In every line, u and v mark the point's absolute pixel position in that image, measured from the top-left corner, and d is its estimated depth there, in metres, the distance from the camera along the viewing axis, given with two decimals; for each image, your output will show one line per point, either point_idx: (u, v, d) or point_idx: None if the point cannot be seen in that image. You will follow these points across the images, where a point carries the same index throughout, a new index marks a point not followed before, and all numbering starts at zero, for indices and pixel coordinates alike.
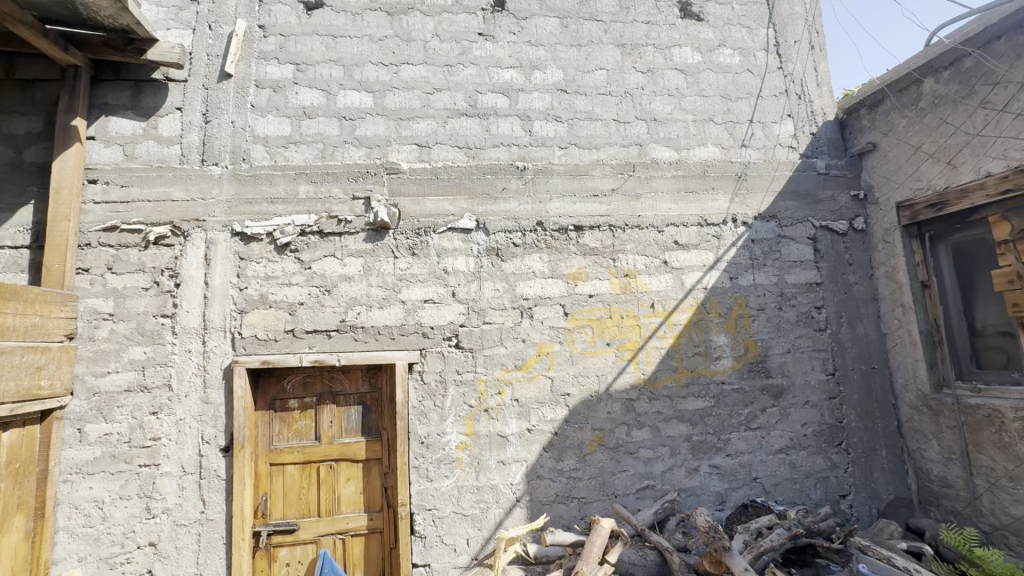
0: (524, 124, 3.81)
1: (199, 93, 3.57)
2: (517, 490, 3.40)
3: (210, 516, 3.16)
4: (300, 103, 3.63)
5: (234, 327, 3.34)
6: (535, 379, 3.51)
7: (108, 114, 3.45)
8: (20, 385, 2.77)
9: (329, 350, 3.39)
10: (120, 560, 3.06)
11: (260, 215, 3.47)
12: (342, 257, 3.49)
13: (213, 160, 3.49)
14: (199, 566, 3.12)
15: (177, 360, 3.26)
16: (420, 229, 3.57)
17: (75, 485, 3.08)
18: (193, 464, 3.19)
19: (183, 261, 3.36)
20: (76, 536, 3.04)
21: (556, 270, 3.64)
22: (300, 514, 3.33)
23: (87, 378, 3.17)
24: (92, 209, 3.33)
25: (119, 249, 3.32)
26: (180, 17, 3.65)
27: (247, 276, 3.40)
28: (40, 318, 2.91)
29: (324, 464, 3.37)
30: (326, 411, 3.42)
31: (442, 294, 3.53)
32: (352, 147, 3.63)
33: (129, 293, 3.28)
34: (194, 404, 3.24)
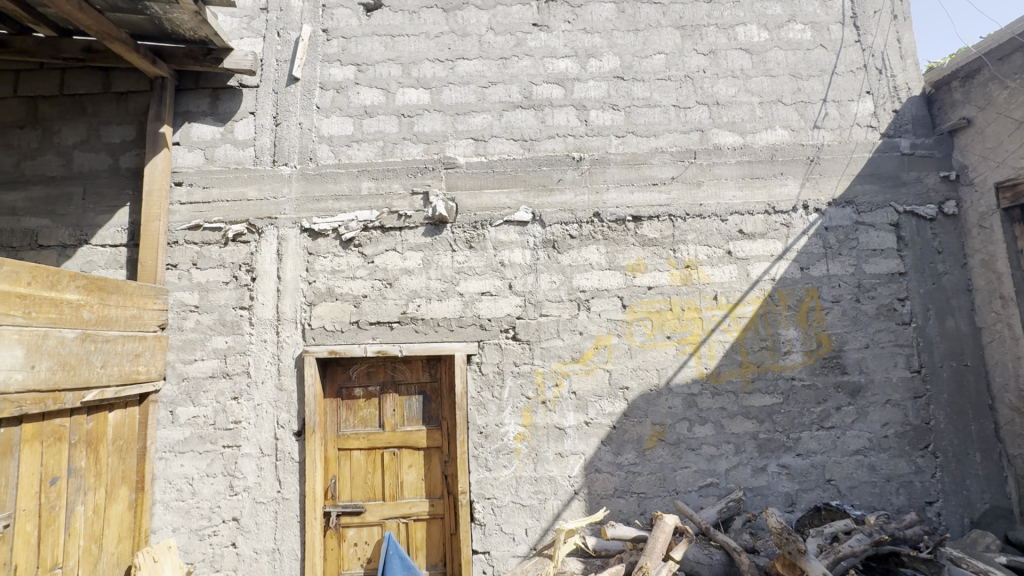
0: (580, 114, 3.75)
1: (270, 97, 3.77)
2: (576, 483, 3.40)
3: (285, 496, 3.37)
4: (362, 102, 3.75)
5: (304, 319, 3.53)
6: (592, 371, 3.48)
7: (191, 121, 3.71)
8: (122, 369, 3.06)
9: (392, 340, 3.51)
10: (208, 533, 3.33)
11: (326, 212, 3.63)
12: (402, 251, 3.59)
13: (283, 160, 3.69)
14: (277, 542, 3.33)
15: (255, 349, 3.49)
16: (477, 223, 3.62)
17: (169, 462, 3.37)
18: (269, 447, 3.41)
19: (258, 257, 3.58)
20: (170, 509, 3.34)
21: (613, 262, 3.58)
22: (367, 498, 3.49)
23: (177, 364, 3.45)
24: (178, 209, 3.61)
25: (202, 246, 3.58)
26: (252, 25, 3.85)
27: (315, 270, 3.58)
28: (137, 310, 3.20)
29: (387, 451, 3.51)
30: (389, 400, 3.55)
31: (499, 286, 3.56)
32: (411, 144, 3.72)
33: (211, 287, 3.54)
34: (270, 390, 3.45)
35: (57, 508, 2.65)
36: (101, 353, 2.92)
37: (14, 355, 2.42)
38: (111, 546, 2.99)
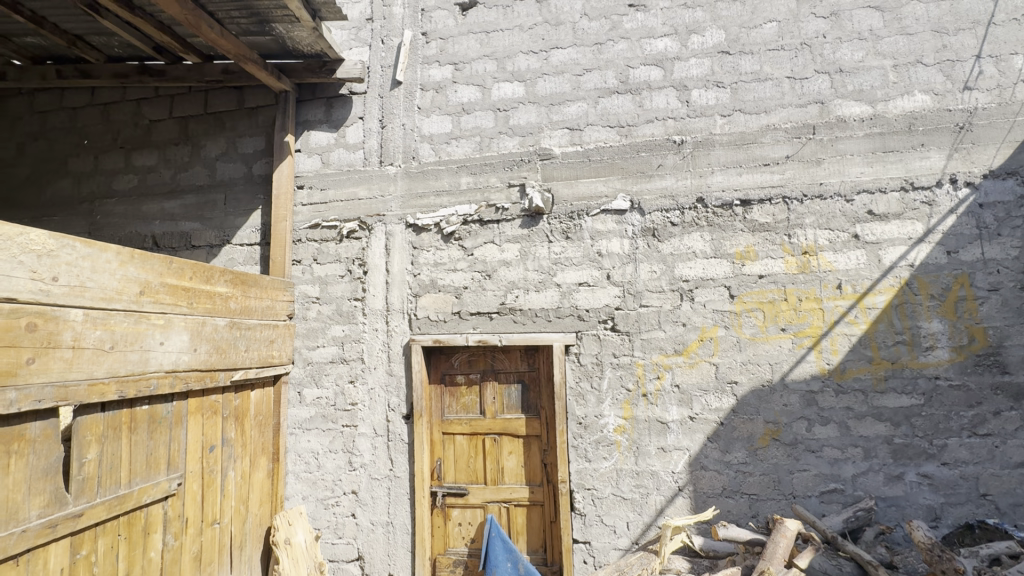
0: (680, 95, 3.57)
1: (376, 102, 4.01)
2: (680, 479, 3.28)
3: (397, 474, 3.62)
4: (459, 100, 3.88)
5: (411, 309, 3.74)
6: (697, 364, 3.33)
7: (310, 129, 4.07)
8: (260, 353, 3.45)
9: (491, 330, 3.62)
10: (332, 502, 3.68)
11: (429, 208, 3.81)
12: (500, 244, 3.68)
13: (389, 161, 3.92)
14: (390, 516, 3.60)
15: (368, 337, 3.77)
16: (574, 213, 3.59)
17: (298, 437, 3.76)
18: (382, 428, 3.67)
19: (369, 252, 3.85)
20: (300, 479, 3.73)
21: (719, 250, 3.38)
22: (469, 480, 3.65)
23: (303, 350, 3.83)
24: (301, 211, 3.98)
25: (321, 243, 3.92)
26: (359, 36, 4.11)
27: (419, 264, 3.78)
28: (270, 301, 3.59)
29: (488, 437, 3.64)
30: (489, 388, 3.67)
31: (596, 276, 3.51)
32: (507, 137, 3.78)
33: (330, 280, 3.87)
34: (382, 375, 3.72)
35: (214, 472, 3.07)
36: (245, 338, 3.32)
37: (181, 339, 2.82)
38: (255, 508, 3.41)
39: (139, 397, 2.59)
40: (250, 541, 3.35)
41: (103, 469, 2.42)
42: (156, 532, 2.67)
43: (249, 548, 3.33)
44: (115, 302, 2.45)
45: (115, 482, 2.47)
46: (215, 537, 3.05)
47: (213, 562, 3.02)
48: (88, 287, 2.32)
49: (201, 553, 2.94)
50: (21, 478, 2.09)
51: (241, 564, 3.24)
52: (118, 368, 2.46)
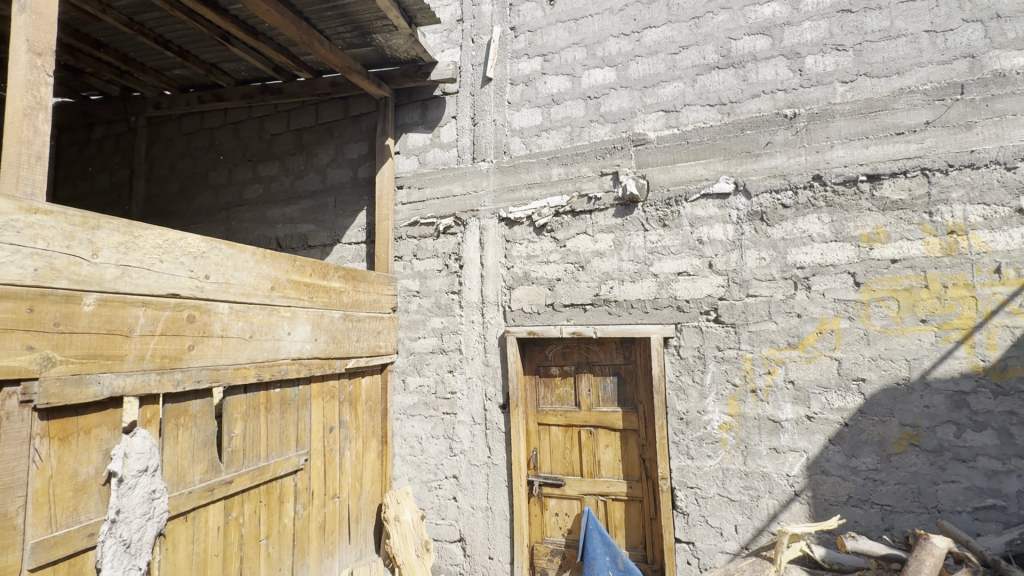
0: (791, 63, 3.26)
1: (468, 100, 4.11)
2: (796, 483, 3.03)
3: (494, 461, 3.73)
4: (549, 91, 3.87)
5: (505, 302, 3.82)
6: (815, 359, 3.04)
7: (407, 132, 4.28)
8: (370, 343, 3.72)
9: (586, 322, 3.58)
10: (435, 485, 3.89)
11: (521, 201, 3.86)
12: (593, 234, 3.62)
13: (482, 157, 4.01)
14: (489, 501, 3.72)
15: (465, 329, 3.90)
16: (671, 199, 3.43)
17: (403, 422, 4.01)
18: (480, 416, 3.80)
19: (464, 246, 3.98)
20: (406, 461, 3.98)
21: (841, 232, 3.05)
22: (565, 472, 3.66)
23: (406, 341, 4.06)
24: (401, 210, 4.21)
25: (420, 240, 4.13)
26: (450, 37, 4.23)
27: (513, 256, 3.84)
28: (377, 294, 3.85)
29: (584, 429, 3.62)
30: (584, 380, 3.65)
31: (697, 265, 3.33)
32: (599, 125, 3.70)
33: (428, 274, 4.06)
34: (479, 365, 3.84)
35: (333, 450, 3.38)
36: (356, 329, 3.59)
37: (304, 329, 3.13)
38: (368, 485, 3.70)
39: (273, 381, 2.91)
40: (365, 515, 3.64)
41: (247, 443, 2.75)
42: (289, 500, 2.99)
43: (364, 521, 3.62)
44: (252, 296, 2.76)
45: (256, 455, 2.80)
46: (336, 509, 3.36)
47: (335, 531, 3.33)
48: (231, 283, 2.64)
49: (325, 522, 3.25)
50: (187, 447, 2.44)
51: (358, 535, 3.54)
52: (256, 355, 2.79)
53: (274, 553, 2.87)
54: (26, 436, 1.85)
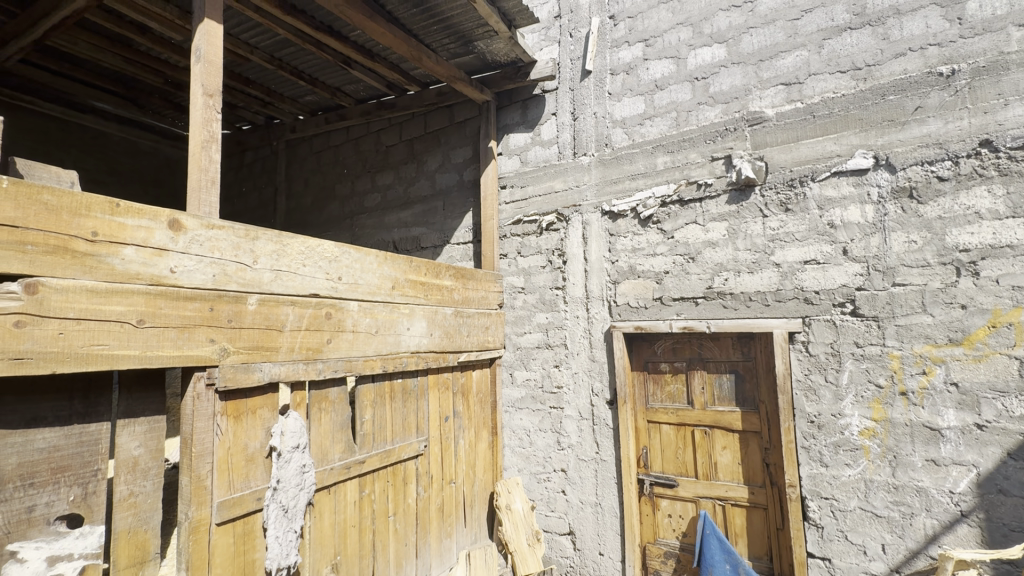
0: (947, 12, 2.84)
1: (568, 95, 4.10)
2: (963, 502, 2.65)
3: (603, 458, 3.70)
4: (652, 77, 3.73)
5: (611, 296, 3.77)
6: (986, 358, 2.64)
7: (509, 132, 4.39)
8: (479, 338, 3.90)
9: (697, 316, 3.41)
10: (544, 477, 3.96)
11: (625, 193, 3.78)
12: (704, 223, 3.43)
13: (583, 151, 3.99)
14: (598, 497, 3.70)
15: (569, 324, 3.92)
16: (795, 180, 3.15)
17: (512, 415, 4.13)
18: (587, 412, 3.79)
19: (567, 241, 3.98)
20: (515, 453, 4.10)
21: (1019, 207, 2.61)
22: (678, 472, 3.55)
23: (512, 336, 4.17)
24: (505, 209, 4.33)
25: (523, 237, 4.21)
26: (548, 34, 4.25)
27: (617, 250, 3.77)
28: (484, 291, 4.01)
29: (698, 428, 3.49)
30: (697, 377, 3.51)
31: (828, 252, 3.03)
32: (708, 107, 3.50)
33: (532, 271, 4.13)
34: (585, 360, 3.83)
35: (449, 438, 3.60)
36: (467, 325, 3.78)
37: (421, 325, 3.37)
38: (480, 473, 3.88)
39: (395, 372, 3.18)
40: (478, 501, 3.82)
41: (375, 428, 3.04)
42: (412, 482, 3.25)
43: (478, 507, 3.81)
44: (377, 295, 3.04)
45: (383, 439, 3.08)
46: (453, 494, 3.58)
47: (452, 514, 3.55)
48: (359, 284, 2.93)
49: (443, 505, 3.48)
50: (328, 429, 2.77)
51: (472, 520, 3.73)
52: (381, 348, 3.07)
53: (400, 529, 3.14)
54: (211, 413, 2.23)
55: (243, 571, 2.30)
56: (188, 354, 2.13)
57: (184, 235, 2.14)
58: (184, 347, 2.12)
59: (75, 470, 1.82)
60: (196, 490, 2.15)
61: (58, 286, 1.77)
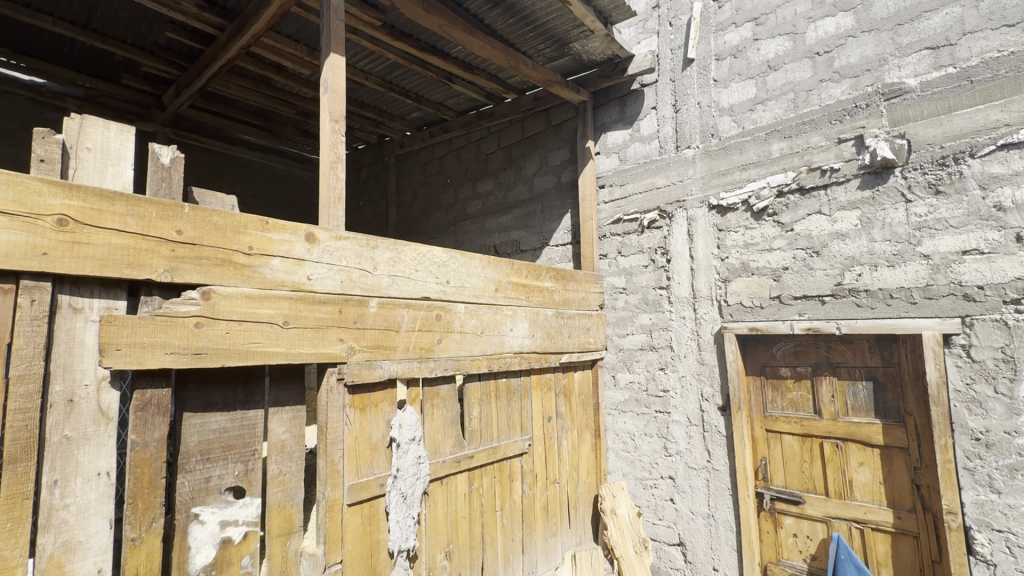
0: None
1: (669, 87, 3.94)
2: None
3: (715, 467, 3.51)
4: (764, 58, 3.49)
5: (721, 296, 3.57)
6: None
7: (606, 131, 4.30)
8: (580, 339, 3.88)
9: (824, 317, 3.13)
10: (650, 483, 3.83)
11: (734, 184, 3.56)
12: (830, 213, 3.15)
13: (686, 144, 3.81)
14: (711, 509, 3.51)
15: (675, 326, 3.76)
16: (947, 157, 2.79)
17: (616, 418, 4.05)
18: (696, 417, 3.61)
19: (671, 239, 3.82)
20: (620, 456, 4.02)
21: None
22: (804, 488, 3.27)
23: (614, 337, 4.09)
24: (604, 208, 4.24)
25: (624, 237, 4.10)
26: (646, 26, 4.12)
27: (727, 246, 3.56)
28: (585, 292, 3.97)
29: (827, 441, 3.19)
30: (825, 384, 3.21)
31: (995, 241, 2.64)
32: (833, 84, 3.21)
33: (634, 270, 4.01)
34: (693, 363, 3.66)
35: (552, 438, 3.64)
36: (568, 326, 3.79)
37: (524, 326, 3.45)
38: (584, 475, 3.85)
39: (500, 372, 3.29)
40: (583, 503, 3.81)
41: (482, 425, 3.18)
42: (517, 480, 3.34)
43: (582, 509, 3.80)
44: (481, 297, 3.18)
45: (490, 436, 3.21)
46: (557, 494, 3.61)
47: (557, 514, 3.58)
48: (465, 286, 3.09)
49: (548, 504, 3.53)
50: (440, 424, 2.95)
51: (577, 522, 3.73)
52: (487, 348, 3.19)
53: (507, 524, 3.24)
54: (342, 404, 2.49)
55: (371, 549, 2.53)
56: (323, 352, 2.41)
57: (318, 246, 2.42)
58: (318, 344, 2.39)
59: (238, 449, 2.13)
60: (331, 473, 2.41)
61: (225, 293, 2.08)
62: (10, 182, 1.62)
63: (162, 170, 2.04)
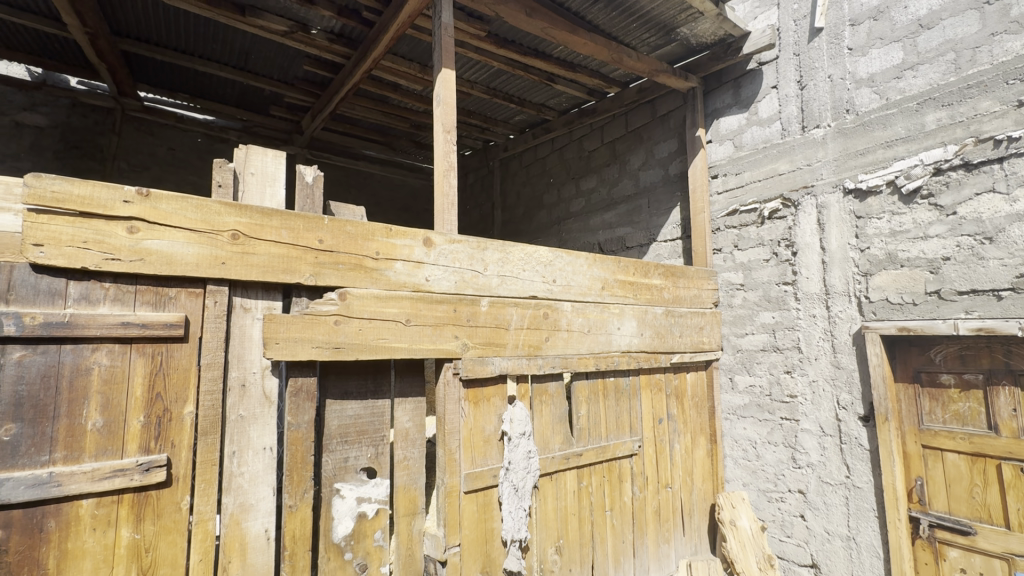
0: None
1: (792, 62, 3.59)
2: None
3: (856, 484, 3.14)
4: (913, 16, 3.05)
5: (861, 292, 3.18)
6: None
7: (719, 117, 4.02)
8: (693, 339, 3.68)
9: (1001, 315, 2.66)
10: (776, 497, 3.53)
11: (876, 164, 3.15)
12: (1007, 191, 2.67)
13: (815, 123, 3.44)
14: (851, 530, 3.15)
15: (803, 325, 3.42)
16: None
17: (734, 423, 3.79)
18: (832, 427, 3.27)
19: (797, 229, 3.48)
20: (739, 465, 3.75)
21: None
22: (974, 517, 2.80)
23: (732, 337, 3.82)
24: (718, 200, 3.97)
25: (741, 229, 3.81)
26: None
27: (868, 235, 3.17)
28: (697, 289, 3.76)
29: (1006, 463, 2.69)
30: (1003, 395, 2.72)
31: None
32: (1009, 36, 2.71)
33: (753, 265, 3.71)
34: (826, 367, 3.30)
35: (663, 441, 3.51)
36: (679, 325, 3.62)
37: (631, 325, 3.37)
38: (699, 482, 3.66)
39: (608, 371, 3.25)
40: (698, 511, 3.62)
41: (591, 423, 3.17)
42: (627, 481, 3.28)
43: (698, 517, 3.61)
44: (588, 295, 3.18)
45: (598, 435, 3.19)
46: (669, 499, 3.47)
47: (670, 520, 3.45)
48: (571, 285, 3.11)
49: (659, 509, 3.41)
50: (548, 420, 3.01)
51: (692, 530, 3.56)
52: (594, 346, 3.18)
53: (617, 525, 3.20)
54: (458, 397, 2.65)
55: (485, 536, 2.67)
56: (440, 347, 2.58)
57: (435, 249, 2.61)
58: (436, 341, 2.57)
59: (370, 433, 2.37)
60: (449, 461, 2.57)
61: (358, 294, 2.33)
62: (198, 206, 1.99)
63: (307, 188, 2.34)
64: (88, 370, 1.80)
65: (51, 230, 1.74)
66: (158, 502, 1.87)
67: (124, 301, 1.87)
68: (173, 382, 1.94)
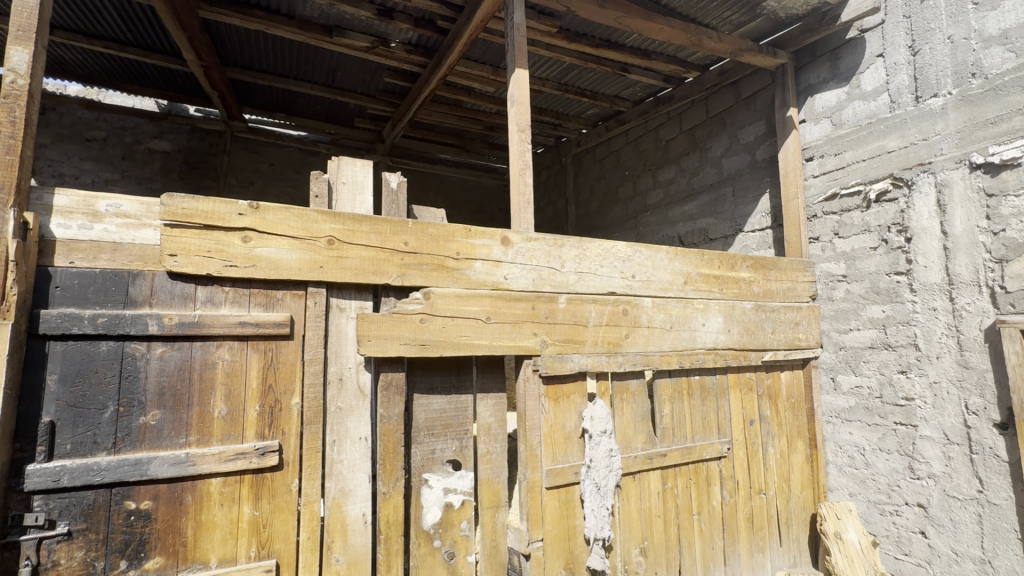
0: None
1: (902, 25, 3.23)
2: None
3: (991, 499, 2.78)
4: None
5: (995, 281, 2.79)
6: None
7: (813, 93, 3.69)
8: (787, 335, 3.42)
9: None
10: (890, 510, 3.20)
11: (1012, 133, 2.75)
12: None
13: (932, 92, 3.06)
14: (986, 552, 2.79)
15: (921, 319, 3.06)
16: None
17: (837, 427, 3.47)
18: (959, 435, 2.91)
19: (912, 213, 3.12)
20: (844, 472, 3.43)
21: None
22: None
23: (833, 334, 3.50)
24: (814, 183, 3.64)
25: (842, 215, 3.46)
26: None
27: (1003, 216, 2.78)
28: (791, 282, 3.48)
29: None
30: None
31: None
32: None
33: (858, 254, 3.37)
34: (951, 366, 2.94)
35: (755, 444, 3.30)
36: (771, 320, 3.37)
37: (717, 321, 3.20)
38: (797, 490, 3.39)
39: (692, 369, 3.11)
40: (796, 520, 3.37)
41: (675, 423, 3.06)
42: (716, 484, 3.13)
43: (796, 527, 3.36)
44: (669, 291, 3.07)
45: (683, 435, 3.07)
46: (763, 506, 3.26)
47: (764, 528, 3.23)
48: (651, 280, 3.02)
49: (753, 516, 3.22)
50: (630, 419, 2.94)
51: (789, 540, 3.32)
52: (677, 343, 3.06)
53: (706, 529, 3.06)
54: (537, 394, 2.67)
55: (568, 533, 2.67)
56: (519, 344, 2.62)
57: (512, 248, 2.65)
58: (515, 338, 2.61)
59: (454, 427, 2.47)
60: (531, 456, 2.61)
61: (441, 293, 2.43)
62: (299, 215, 2.18)
63: (392, 193, 2.48)
64: (214, 364, 2.04)
65: (182, 242, 1.98)
66: (273, 483, 2.08)
67: (240, 303, 2.10)
68: (282, 376, 2.14)
